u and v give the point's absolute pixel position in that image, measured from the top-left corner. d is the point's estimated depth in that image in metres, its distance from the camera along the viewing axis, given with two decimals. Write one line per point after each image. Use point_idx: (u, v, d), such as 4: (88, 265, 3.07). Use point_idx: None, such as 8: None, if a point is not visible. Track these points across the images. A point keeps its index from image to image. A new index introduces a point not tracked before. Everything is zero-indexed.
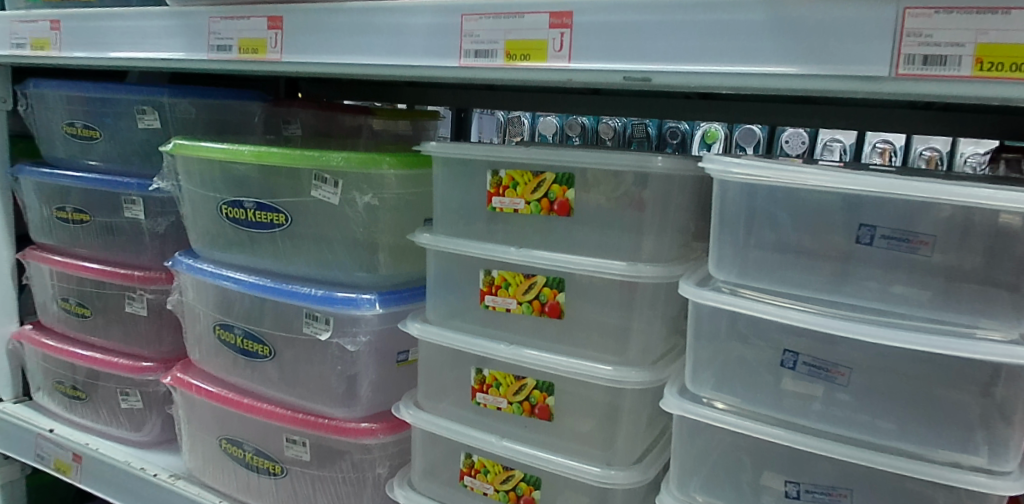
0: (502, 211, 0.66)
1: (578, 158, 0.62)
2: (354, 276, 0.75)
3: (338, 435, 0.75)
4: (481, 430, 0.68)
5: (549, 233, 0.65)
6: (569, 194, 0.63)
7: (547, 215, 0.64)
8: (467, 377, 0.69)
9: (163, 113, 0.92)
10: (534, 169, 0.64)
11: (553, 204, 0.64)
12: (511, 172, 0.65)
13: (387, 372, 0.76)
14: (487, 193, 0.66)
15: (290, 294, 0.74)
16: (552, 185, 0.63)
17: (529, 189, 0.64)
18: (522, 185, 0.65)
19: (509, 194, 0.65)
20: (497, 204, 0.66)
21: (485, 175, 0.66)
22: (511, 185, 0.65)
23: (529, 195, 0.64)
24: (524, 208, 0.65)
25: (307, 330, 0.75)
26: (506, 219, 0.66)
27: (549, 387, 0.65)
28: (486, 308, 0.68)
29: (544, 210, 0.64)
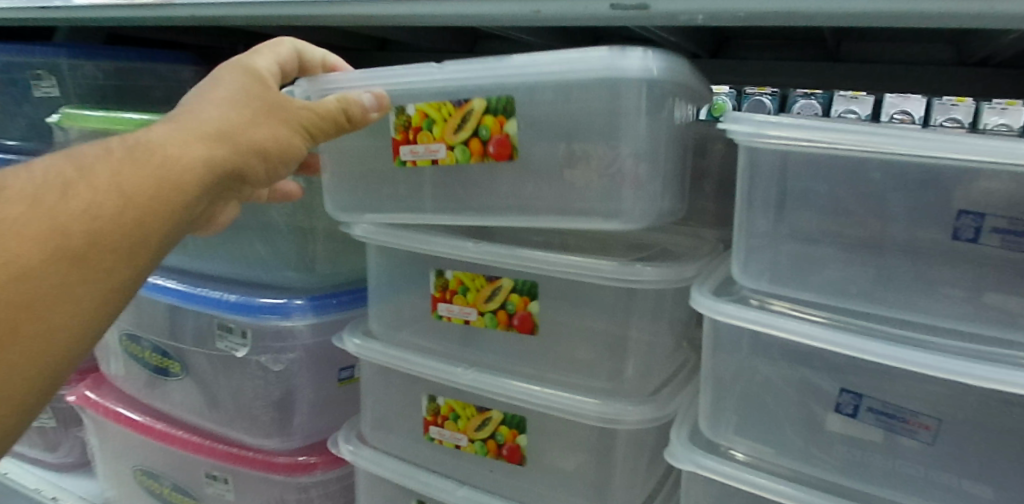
0: (416, 161, 0.50)
1: (534, 80, 0.45)
2: (281, 276, 0.60)
3: (268, 471, 0.61)
4: (436, 474, 0.54)
5: (490, 188, 0.49)
6: (508, 127, 0.46)
7: (478, 159, 0.48)
8: (418, 406, 0.55)
9: (61, 78, 0.75)
10: (455, 95, 0.47)
11: (486, 145, 0.47)
12: (422, 105, 0.48)
13: (326, 395, 0.62)
14: (394, 141, 0.50)
15: (200, 301, 0.59)
16: (483, 118, 0.47)
17: (449, 126, 0.48)
18: (438, 121, 0.48)
19: (425, 136, 0.49)
20: (405, 154, 0.50)
21: (390, 114, 0.50)
22: (422, 124, 0.49)
23: (451, 135, 0.48)
24: (445, 155, 0.48)
25: (222, 345, 0.59)
26: (427, 170, 0.50)
27: (520, 423, 0.50)
28: (440, 320, 0.53)
29: (473, 151, 0.48)
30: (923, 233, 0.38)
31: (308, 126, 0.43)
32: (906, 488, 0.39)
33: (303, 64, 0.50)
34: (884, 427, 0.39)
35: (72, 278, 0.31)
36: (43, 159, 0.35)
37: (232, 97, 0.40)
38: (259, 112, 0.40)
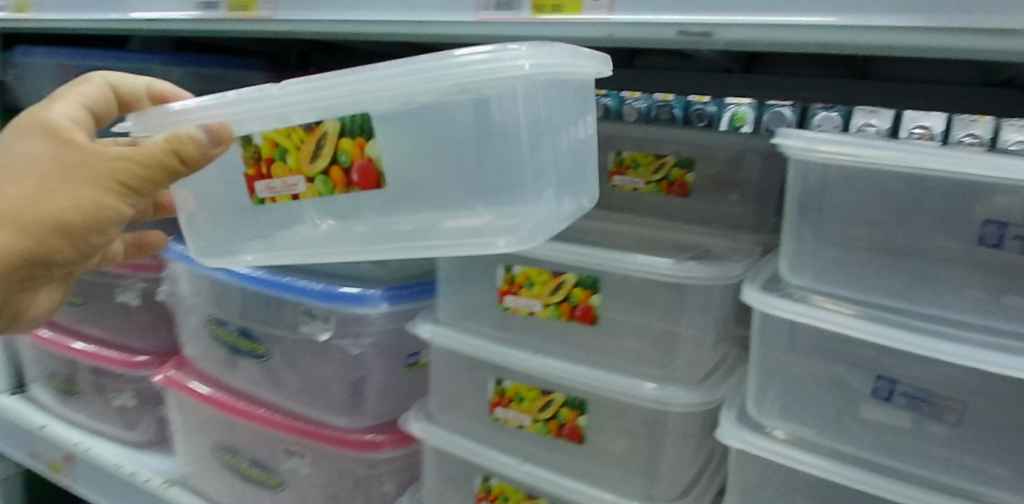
0: (275, 195, 0.45)
1: (386, 109, 0.41)
2: (357, 268, 0.66)
3: (341, 447, 0.66)
4: (499, 452, 0.59)
5: (353, 215, 0.44)
6: (369, 150, 0.42)
7: (342, 189, 0.43)
8: (485, 389, 0.60)
9: (152, 81, 0.84)
10: (303, 119, 0.42)
11: (350, 173, 0.43)
12: (271, 133, 0.44)
13: (395, 379, 0.68)
14: (249, 176, 0.46)
15: (284, 288, 0.65)
16: (341, 143, 0.42)
17: (303, 153, 0.43)
18: (292, 149, 0.44)
19: (279, 167, 0.44)
20: (263, 188, 0.46)
21: (235, 145, 0.46)
22: (276, 151, 0.44)
23: (305, 165, 0.43)
24: (304, 187, 0.44)
25: (306, 329, 0.65)
26: (285, 206, 0.46)
27: (581, 405, 0.55)
28: (506, 311, 0.57)
29: (336, 180, 0.43)
30: (953, 239, 0.43)
31: (123, 179, 0.41)
32: (931, 466, 0.44)
33: (122, 101, 0.50)
34: (915, 411, 0.44)
35: None
36: None
37: (34, 185, 0.40)
38: (53, 184, 0.40)
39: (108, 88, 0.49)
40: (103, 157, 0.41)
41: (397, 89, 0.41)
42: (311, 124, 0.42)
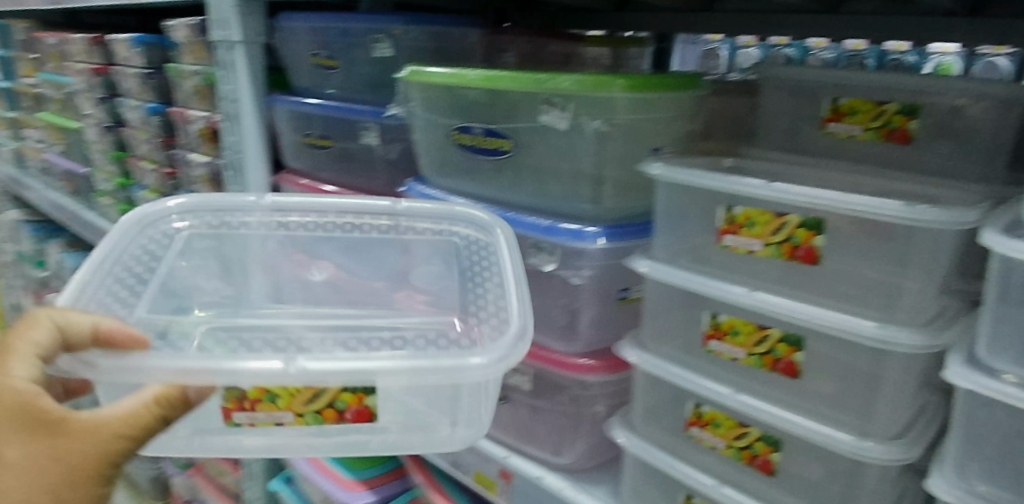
0: (257, 420, 0.50)
1: (389, 368, 0.48)
2: (576, 207, 0.71)
3: (559, 369, 0.74)
4: (712, 381, 0.63)
5: (338, 438, 0.51)
6: (368, 400, 0.50)
7: (335, 422, 0.50)
8: (699, 322, 0.64)
9: (394, 41, 0.94)
10: (302, 383, 0.48)
11: (344, 413, 0.50)
12: (258, 383, 0.49)
13: (610, 310, 0.74)
14: (224, 406, 0.50)
15: (513, 222, 0.73)
16: (341, 394, 0.49)
17: (295, 396, 0.49)
18: (281, 393, 0.49)
19: (265, 405, 0.50)
20: (242, 415, 0.50)
21: (217, 392, 0.50)
22: (262, 395, 0.49)
23: (295, 406, 0.50)
24: (293, 420, 0.50)
25: (533, 261, 0.73)
26: (264, 433, 0.51)
27: (798, 341, 0.57)
28: (725, 250, 0.60)
29: (328, 418, 0.50)
30: None
31: (111, 458, 0.44)
32: None
33: (69, 338, 0.47)
34: None
35: None
36: None
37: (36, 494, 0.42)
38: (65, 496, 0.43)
39: (57, 332, 0.46)
40: (104, 445, 0.44)
41: (390, 363, 0.48)
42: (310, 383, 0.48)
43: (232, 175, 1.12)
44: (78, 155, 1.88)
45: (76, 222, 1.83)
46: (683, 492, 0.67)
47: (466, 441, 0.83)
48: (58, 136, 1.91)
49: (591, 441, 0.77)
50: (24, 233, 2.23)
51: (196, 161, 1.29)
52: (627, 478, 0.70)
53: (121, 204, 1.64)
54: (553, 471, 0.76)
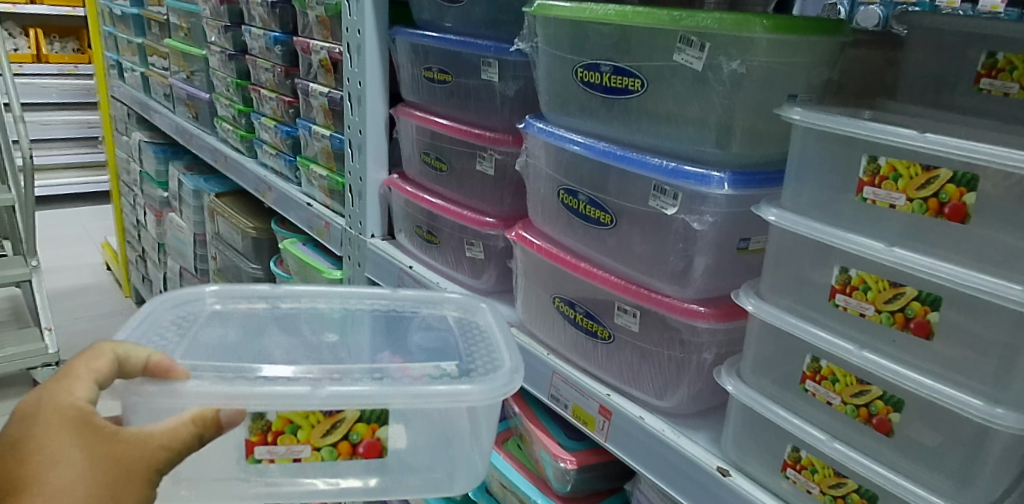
0: (275, 455, 0.64)
1: (392, 393, 0.63)
2: (702, 151, 0.70)
3: (670, 313, 0.75)
4: (833, 336, 0.62)
5: (347, 472, 0.66)
6: (379, 432, 0.65)
7: (347, 455, 0.65)
8: (827, 274, 0.62)
9: None
10: (328, 411, 0.63)
11: (355, 443, 0.65)
12: (285, 413, 0.63)
13: (727, 259, 0.73)
14: (251, 441, 0.64)
15: (636, 163, 0.73)
16: (356, 424, 0.64)
17: (314, 431, 0.64)
18: (303, 426, 0.64)
19: (287, 438, 0.64)
20: (263, 450, 0.64)
21: (247, 421, 0.63)
22: (285, 427, 0.63)
23: (316, 439, 0.64)
24: (310, 453, 0.64)
25: (654, 203, 0.73)
26: (281, 464, 0.65)
27: (934, 301, 0.55)
28: (863, 202, 0.59)
29: (343, 449, 0.65)
30: None
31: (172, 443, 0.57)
32: None
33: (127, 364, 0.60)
34: None
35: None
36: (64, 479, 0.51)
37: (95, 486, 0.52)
38: (120, 490, 0.53)
39: (115, 360, 0.59)
40: (152, 456, 0.56)
41: (397, 391, 0.64)
42: (330, 413, 0.63)
43: (354, 105, 1.17)
44: (196, 82, 1.95)
45: (199, 147, 1.94)
46: (788, 445, 0.66)
47: (567, 377, 0.85)
48: (183, 63, 2.00)
49: (695, 387, 0.77)
50: (148, 154, 2.37)
51: (315, 90, 1.31)
52: (732, 425, 0.71)
53: (239, 130, 1.71)
54: (655, 414, 0.77)
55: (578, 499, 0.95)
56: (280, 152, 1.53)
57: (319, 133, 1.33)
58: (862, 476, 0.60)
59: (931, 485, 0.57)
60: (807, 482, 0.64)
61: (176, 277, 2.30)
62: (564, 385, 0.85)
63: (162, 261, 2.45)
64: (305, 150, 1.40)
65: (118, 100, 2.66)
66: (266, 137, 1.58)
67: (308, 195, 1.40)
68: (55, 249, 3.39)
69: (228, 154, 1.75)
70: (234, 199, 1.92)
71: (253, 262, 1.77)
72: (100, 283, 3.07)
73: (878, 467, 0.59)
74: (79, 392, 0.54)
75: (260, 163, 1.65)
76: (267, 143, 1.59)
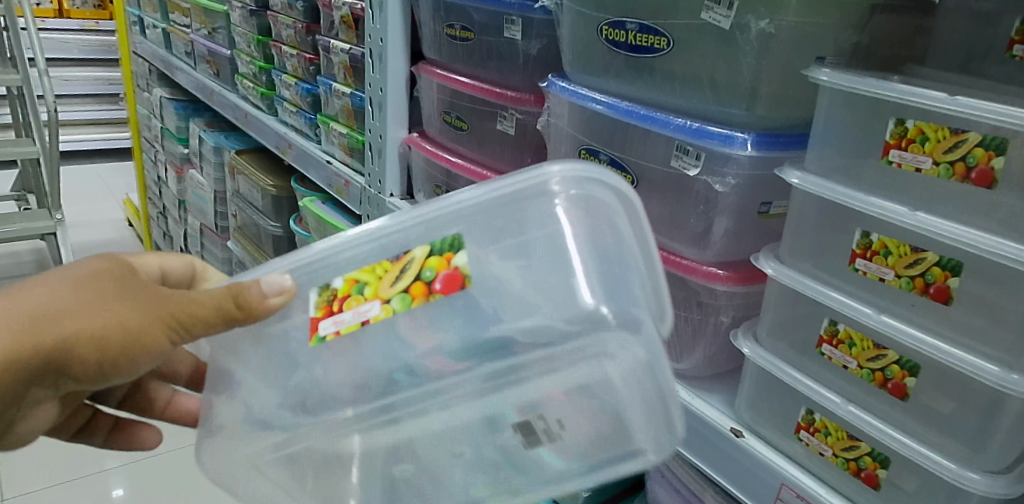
0: (342, 325, 0.59)
1: (453, 210, 0.60)
2: (727, 112, 0.69)
3: (689, 275, 0.75)
4: (852, 300, 0.62)
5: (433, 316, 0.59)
6: (456, 262, 0.57)
7: (423, 297, 0.58)
8: (849, 238, 0.62)
9: None
10: (395, 256, 0.58)
11: (432, 283, 0.57)
12: (351, 274, 0.59)
13: (748, 222, 0.73)
14: (314, 318, 0.60)
15: (659, 123, 0.73)
16: (426, 261, 0.57)
17: (382, 283, 0.58)
18: (369, 282, 0.58)
19: (354, 299, 0.59)
20: (327, 324, 0.59)
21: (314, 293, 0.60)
22: (352, 291, 0.59)
23: (385, 288, 0.58)
24: (382, 308, 0.58)
25: (676, 164, 0.73)
26: (350, 332, 0.59)
27: (955, 267, 0.55)
28: (889, 165, 0.59)
29: (416, 290, 0.57)
30: None
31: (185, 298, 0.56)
32: None
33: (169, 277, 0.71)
34: None
35: (106, 307, 0.55)
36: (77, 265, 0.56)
37: (92, 287, 0.54)
38: (113, 300, 0.55)
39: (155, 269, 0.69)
40: (165, 296, 0.56)
41: (458, 205, 0.60)
42: (398, 258, 0.58)
43: (375, 62, 1.16)
44: (218, 38, 1.95)
45: (221, 103, 1.94)
46: (802, 408, 0.66)
47: None
48: (204, 19, 2.00)
49: (711, 350, 0.78)
50: (169, 110, 2.37)
51: (336, 47, 1.31)
52: (746, 387, 0.71)
53: (260, 87, 1.71)
54: None
55: None
56: (300, 110, 1.53)
57: (340, 91, 1.33)
58: (876, 439, 0.61)
59: (944, 449, 0.57)
60: (820, 445, 0.65)
61: (196, 234, 2.33)
62: None
63: (182, 218, 2.48)
64: (325, 108, 1.40)
65: (139, 56, 2.67)
66: (286, 94, 1.58)
67: (328, 153, 1.41)
68: (78, 204, 3.43)
69: (248, 111, 1.75)
70: (255, 156, 1.93)
71: (273, 220, 1.79)
72: (122, 238, 3.11)
73: (891, 431, 0.60)
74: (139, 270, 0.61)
75: (280, 120, 1.65)
76: (287, 100, 1.59)
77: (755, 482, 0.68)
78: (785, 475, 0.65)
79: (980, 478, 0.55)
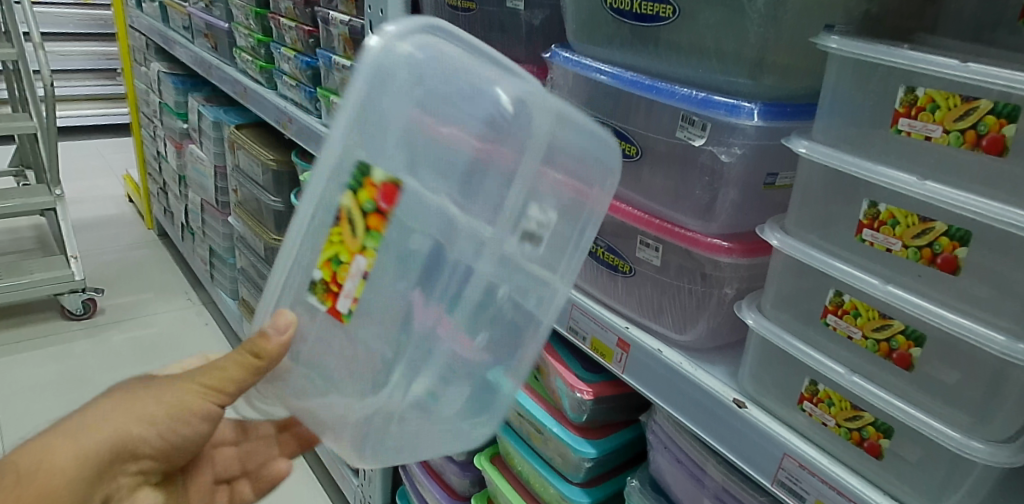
0: (350, 292, 0.60)
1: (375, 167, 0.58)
2: (733, 81, 0.68)
3: (692, 248, 0.74)
4: (858, 271, 0.62)
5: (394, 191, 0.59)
6: (380, 182, 0.57)
7: (384, 222, 0.58)
8: (855, 209, 0.62)
9: None
10: (333, 217, 0.58)
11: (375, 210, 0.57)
12: (324, 258, 0.60)
13: (754, 194, 0.72)
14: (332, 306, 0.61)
15: (664, 94, 0.72)
16: (360, 209, 0.58)
17: (347, 237, 0.58)
18: (340, 249, 0.59)
19: (339, 270, 0.59)
20: (342, 302, 0.60)
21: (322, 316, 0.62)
22: (334, 269, 0.60)
23: (352, 243, 0.58)
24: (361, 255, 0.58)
25: (681, 135, 0.72)
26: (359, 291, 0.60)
27: (964, 236, 0.55)
28: (897, 134, 0.58)
29: (377, 223, 0.57)
30: None
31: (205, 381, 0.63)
32: None
33: None
34: None
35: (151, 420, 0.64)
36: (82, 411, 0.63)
37: (106, 418, 0.63)
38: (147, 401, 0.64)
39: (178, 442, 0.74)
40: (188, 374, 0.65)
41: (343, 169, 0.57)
42: (335, 218, 0.58)
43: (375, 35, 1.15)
44: (215, 11, 1.92)
45: (218, 78, 1.92)
46: (805, 379, 0.66)
47: (586, 310, 0.86)
48: None
49: (714, 322, 0.78)
50: (166, 85, 2.36)
51: (336, 19, 1.29)
52: (750, 359, 0.71)
53: (259, 61, 1.69)
54: (673, 347, 0.78)
55: (592, 429, 0.97)
56: (299, 83, 1.52)
57: (340, 64, 1.31)
58: (879, 408, 0.61)
59: (947, 419, 0.58)
60: (823, 415, 0.65)
61: (197, 209, 2.32)
62: (583, 317, 0.86)
63: (182, 194, 2.47)
64: (325, 82, 1.39)
65: (136, 30, 2.64)
66: (286, 68, 1.56)
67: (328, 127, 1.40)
68: (78, 181, 3.41)
69: (247, 85, 1.74)
70: (255, 131, 1.92)
71: (274, 195, 1.78)
72: (122, 215, 3.10)
73: (895, 401, 0.60)
74: None
75: (279, 94, 1.63)
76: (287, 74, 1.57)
77: (757, 453, 0.68)
78: (788, 445, 0.66)
79: (983, 447, 0.55)
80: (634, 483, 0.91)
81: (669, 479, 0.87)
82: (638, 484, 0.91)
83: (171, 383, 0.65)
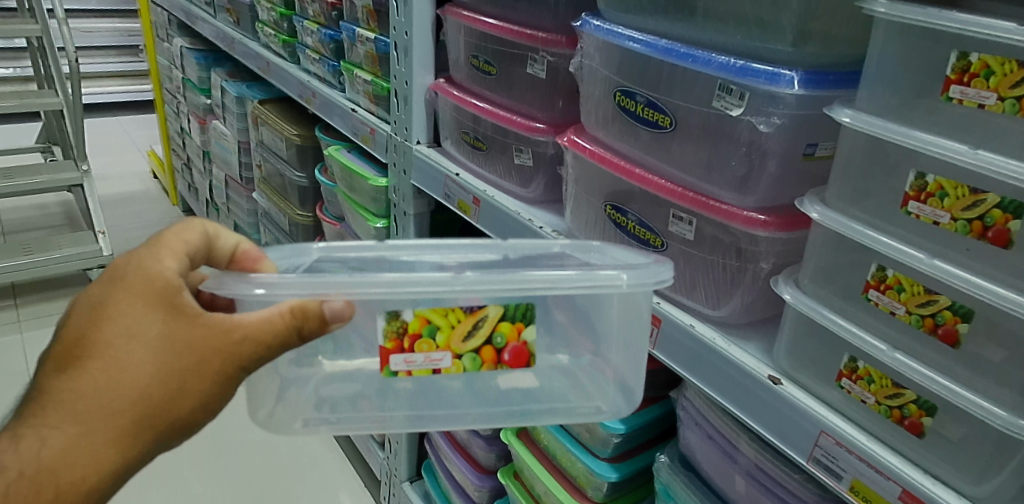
0: (412, 365, 0.65)
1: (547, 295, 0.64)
2: (773, 48, 0.66)
3: (728, 221, 0.73)
4: (903, 244, 0.60)
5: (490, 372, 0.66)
6: (525, 333, 0.64)
7: (492, 362, 0.64)
8: (901, 181, 0.60)
9: None
10: (468, 306, 0.62)
11: (502, 351, 0.64)
12: (422, 311, 0.63)
13: (793, 164, 0.70)
14: (385, 348, 0.64)
15: (701, 63, 0.70)
16: (500, 325, 0.63)
17: (454, 336, 0.63)
18: (442, 329, 0.63)
19: (425, 343, 0.63)
20: (399, 359, 0.64)
21: (383, 319, 0.63)
22: (425, 332, 0.63)
23: (459, 344, 0.63)
24: (451, 360, 0.64)
25: (718, 104, 0.70)
26: (419, 372, 0.65)
27: (1017, 209, 0.52)
28: (948, 102, 0.56)
29: (488, 354, 0.64)
30: None
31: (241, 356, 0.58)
32: None
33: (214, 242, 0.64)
34: None
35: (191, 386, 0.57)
36: (115, 366, 0.54)
37: (146, 382, 0.55)
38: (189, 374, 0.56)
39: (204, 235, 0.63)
40: (232, 339, 0.58)
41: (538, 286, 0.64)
42: (472, 311, 0.62)
43: (400, 5, 1.13)
44: None
45: (241, 53, 1.91)
46: (845, 355, 0.65)
47: None
48: None
49: (748, 297, 0.76)
50: (189, 60, 2.35)
51: None
52: (785, 334, 0.70)
53: (282, 35, 1.68)
54: (705, 322, 0.77)
55: None
56: (323, 57, 1.50)
57: (364, 37, 1.30)
58: (921, 385, 0.59)
59: (993, 397, 0.56)
60: (862, 392, 0.63)
61: (222, 186, 2.32)
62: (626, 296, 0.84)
63: (207, 169, 2.47)
64: (348, 55, 1.37)
65: (159, 6, 2.63)
66: (308, 41, 1.55)
67: (351, 101, 1.38)
68: (103, 157, 3.44)
69: (270, 60, 1.72)
70: (278, 106, 1.91)
71: (297, 170, 1.78)
72: (147, 191, 3.12)
73: (938, 377, 0.58)
74: (168, 262, 0.58)
75: (303, 68, 1.62)
76: (310, 48, 1.56)
77: (793, 430, 0.67)
78: (825, 423, 0.64)
79: None
80: (663, 459, 0.91)
81: (699, 455, 0.86)
82: (667, 460, 0.90)
83: (201, 333, 0.57)
